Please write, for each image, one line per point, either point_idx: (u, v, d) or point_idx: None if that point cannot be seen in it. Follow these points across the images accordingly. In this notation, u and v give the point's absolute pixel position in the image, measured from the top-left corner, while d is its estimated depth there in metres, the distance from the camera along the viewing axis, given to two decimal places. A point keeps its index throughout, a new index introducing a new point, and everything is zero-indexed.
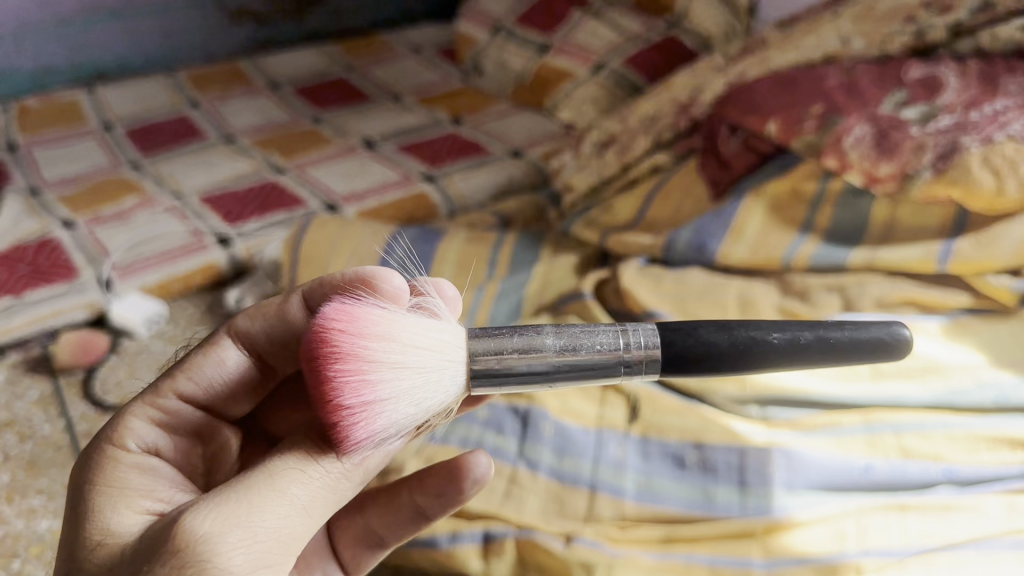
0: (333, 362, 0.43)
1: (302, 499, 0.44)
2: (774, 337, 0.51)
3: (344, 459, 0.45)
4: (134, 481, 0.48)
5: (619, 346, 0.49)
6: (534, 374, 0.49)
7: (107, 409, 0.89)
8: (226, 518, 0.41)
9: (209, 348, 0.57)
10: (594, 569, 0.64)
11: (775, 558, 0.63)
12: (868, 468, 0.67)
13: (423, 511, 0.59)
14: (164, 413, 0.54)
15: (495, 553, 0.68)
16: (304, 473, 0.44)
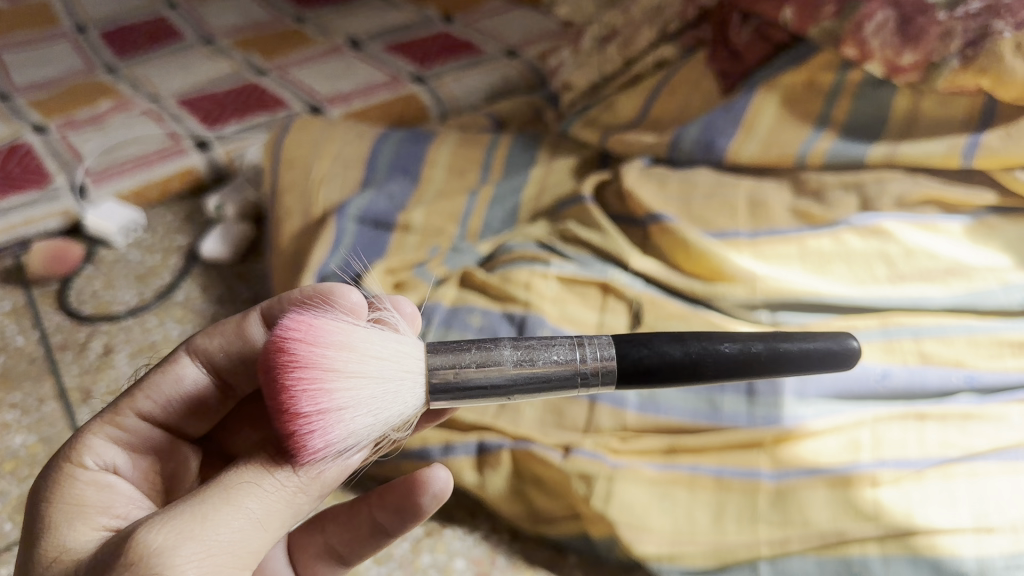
0: (290, 369, 0.40)
1: (257, 512, 0.39)
2: (726, 349, 0.47)
3: (300, 472, 0.41)
4: (89, 493, 0.45)
5: (575, 357, 0.45)
6: (492, 386, 0.44)
7: (83, 320, 0.85)
8: (181, 530, 0.37)
9: (165, 366, 0.53)
10: (593, 481, 0.61)
11: (784, 469, 0.61)
12: (885, 374, 0.64)
13: (384, 529, 0.56)
14: (122, 431, 0.50)
15: (489, 466, 0.65)
16: (259, 486, 0.40)
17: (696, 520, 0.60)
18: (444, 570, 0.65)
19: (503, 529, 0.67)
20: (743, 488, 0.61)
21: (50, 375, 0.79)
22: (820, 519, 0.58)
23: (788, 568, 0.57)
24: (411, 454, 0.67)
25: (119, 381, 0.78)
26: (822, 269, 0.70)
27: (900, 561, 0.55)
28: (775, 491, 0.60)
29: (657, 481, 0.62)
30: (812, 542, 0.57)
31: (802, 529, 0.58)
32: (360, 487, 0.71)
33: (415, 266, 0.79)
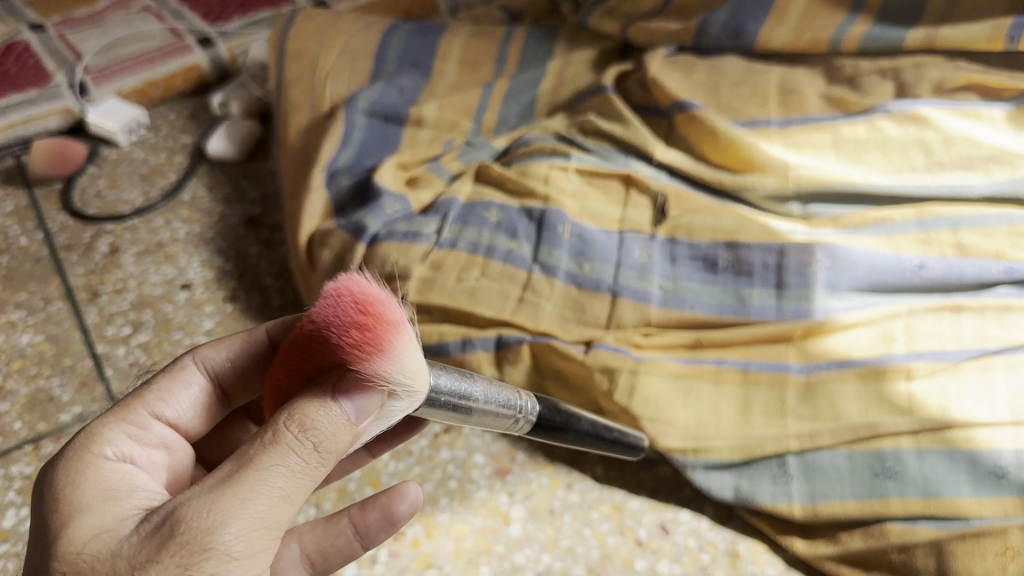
0: (361, 278, 0.37)
1: (287, 490, 0.35)
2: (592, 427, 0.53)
3: (321, 446, 0.36)
4: (111, 470, 0.39)
5: (516, 399, 0.44)
6: (459, 409, 0.40)
7: (87, 220, 0.82)
8: (228, 517, 0.34)
9: (172, 369, 0.47)
10: (615, 375, 0.59)
11: (813, 363, 0.58)
12: (920, 266, 0.61)
13: (366, 535, 0.48)
14: (135, 427, 0.43)
15: (509, 362, 0.61)
16: (287, 463, 0.35)
17: (722, 412, 0.58)
18: (463, 466, 0.63)
19: None
20: (771, 383, 0.59)
21: (57, 275, 0.77)
22: (851, 412, 0.56)
23: (817, 460, 0.56)
24: None
25: (127, 281, 0.76)
26: (856, 158, 0.67)
27: (934, 454, 0.53)
28: (804, 386, 0.58)
29: (681, 375, 0.59)
30: (843, 436, 0.56)
31: (832, 423, 0.56)
32: None
33: (428, 161, 0.76)
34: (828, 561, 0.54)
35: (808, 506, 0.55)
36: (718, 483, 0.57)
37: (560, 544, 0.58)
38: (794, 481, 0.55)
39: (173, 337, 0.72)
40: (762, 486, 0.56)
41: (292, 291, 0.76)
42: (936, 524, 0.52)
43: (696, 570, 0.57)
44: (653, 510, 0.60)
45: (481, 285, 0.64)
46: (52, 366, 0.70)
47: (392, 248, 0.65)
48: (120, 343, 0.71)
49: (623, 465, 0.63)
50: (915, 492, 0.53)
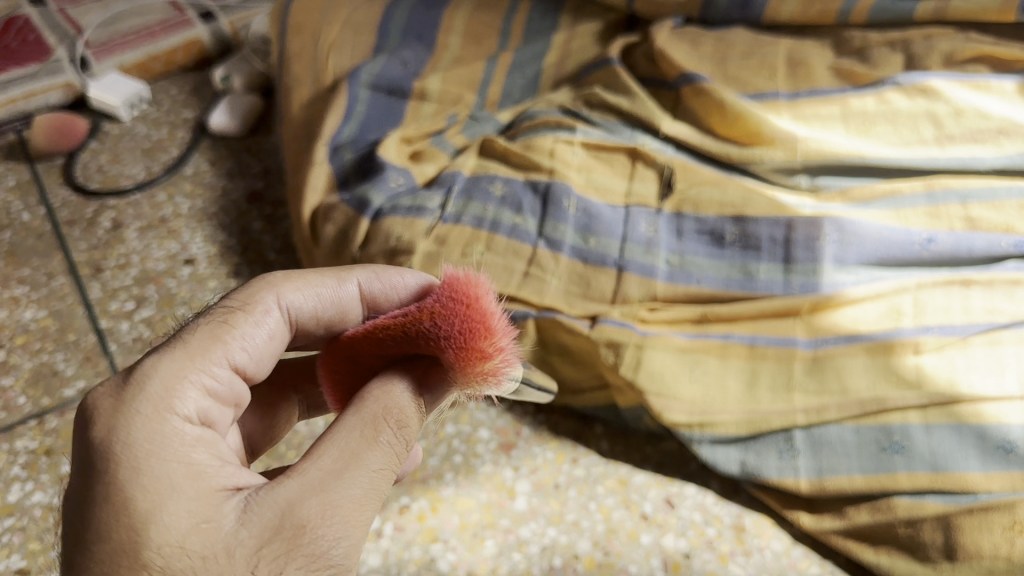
0: (482, 296, 0.41)
1: (382, 488, 0.37)
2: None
3: (406, 445, 0.38)
4: (195, 439, 0.36)
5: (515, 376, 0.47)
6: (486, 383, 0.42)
7: (90, 195, 0.82)
8: (345, 521, 0.35)
9: (253, 309, 0.41)
10: (621, 349, 0.58)
11: (820, 337, 0.58)
12: (929, 240, 0.60)
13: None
14: (215, 381, 0.38)
15: (514, 337, 0.61)
16: (386, 460, 0.37)
17: (728, 387, 0.58)
18: (468, 440, 0.63)
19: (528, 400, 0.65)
20: (778, 357, 0.58)
21: (59, 251, 0.77)
22: (859, 386, 0.56)
23: (824, 435, 0.55)
24: None
25: (130, 256, 0.76)
26: (864, 131, 0.67)
27: (942, 428, 0.53)
28: (811, 360, 0.58)
29: (687, 350, 0.59)
30: (850, 410, 0.55)
31: (839, 397, 0.56)
32: None
33: (432, 135, 0.75)
34: (834, 535, 0.55)
35: (815, 481, 0.55)
36: (723, 457, 0.57)
37: (565, 518, 0.58)
38: (801, 456, 0.55)
39: (177, 312, 0.71)
40: (769, 461, 0.56)
41: (296, 266, 0.75)
42: (944, 499, 0.51)
43: (702, 544, 0.57)
44: (659, 485, 0.60)
45: (486, 260, 0.63)
46: (56, 341, 0.70)
47: (396, 222, 0.65)
48: (124, 318, 0.71)
49: (629, 440, 0.63)
50: (923, 467, 0.52)
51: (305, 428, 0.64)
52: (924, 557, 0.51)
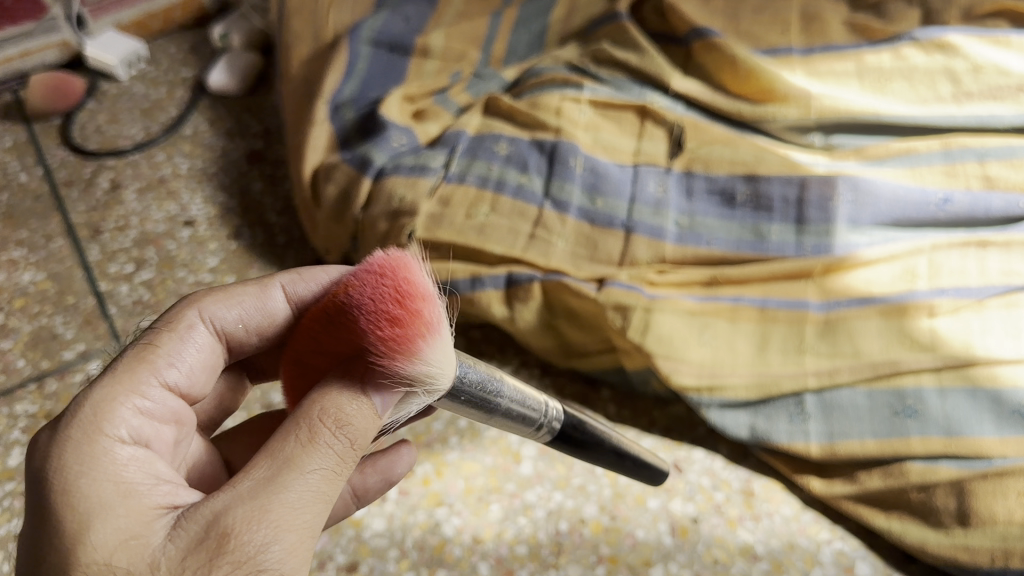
0: (406, 268, 0.35)
1: (327, 493, 0.34)
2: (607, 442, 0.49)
3: (354, 443, 0.35)
4: (128, 458, 0.34)
5: (543, 403, 0.43)
6: (478, 407, 0.38)
7: (88, 156, 0.80)
8: (275, 529, 0.32)
9: (177, 326, 0.41)
10: (629, 312, 0.56)
11: (833, 300, 0.57)
12: (946, 199, 0.59)
13: (362, 495, 0.47)
14: (148, 400, 0.37)
15: (520, 300, 0.60)
16: (327, 464, 0.34)
17: (738, 350, 0.57)
18: None
19: (534, 364, 0.65)
20: (789, 320, 0.57)
21: (57, 212, 0.75)
22: (872, 350, 0.55)
23: (836, 399, 0.54)
24: None
25: (129, 217, 0.75)
26: (879, 88, 0.65)
27: (957, 393, 0.52)
28: (823, 323, 0.56)
29: (696, 313, 0.57)
30: (863, 373, 0.54)
31: (852, 360, 0.55)
32: None
33: (435, 93, 0.74)
34: (845, 500, 0.54)
35: (825, 445, 0.54)
36: (733, 422, 0.56)
37: (572, 482, 0.57)
38: (811, 420, 0.54)
39: (177, 275, 0.70)
40: (779, 425, 0.55)
41: (298, 228, 0.74)
42: (958, 464, 0.50)
43: (710, 509, 0.56)
44: (667, 449, 0.59)
45: (490, 221, 0.62)
46: (55, 304, 0.69)
47: (398, 182, 0.63)
48: (124, 280, 0.70)
49: (636, 405, 0.62)
50: (936, 431, 0.51)
51: None
52: (936, 522, 0.51)
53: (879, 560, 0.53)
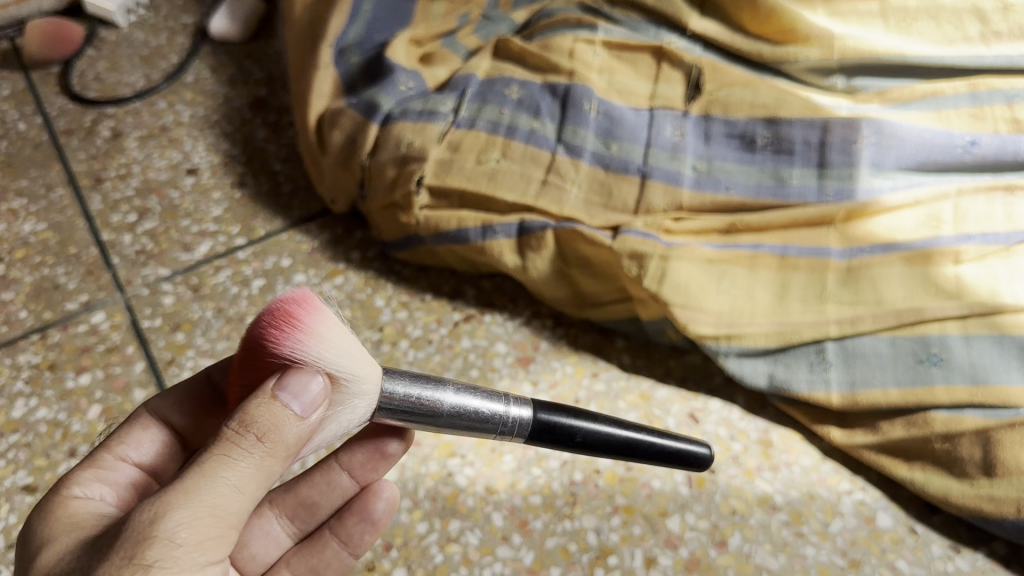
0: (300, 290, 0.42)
1: (235, 483, 0.36)
2: (604, 432, 0.47)
3: (266, 437, 0.36)
4: (78, 504, 0.40)
5: (505, 403, 0.44)
6: (421, 415, 0.41)
7: (87, 104, 0.78)
8: (167, 511, 0.34)
9: (131, 421, 0.48)
10: (645, 261, 0.55)
11: (855, 247, 0.55)
12: (972, 143, 0.57)
13: (353, 544, 0.48)
14: (102, 472, 0.43)
15: (533, 249, 0.58)
16: (230, 459, 0.36)
17: (757, 298, 0.55)
18: (485, 355, 0.61)
19: (546, 314, 0.63)
20: (810, 267, 0.55)
21: (58, 162, 0.74)
22: (895, 297, 0.53)
23: (858, 348, 0.53)
24: (446, 237, 0.60)
25: (131, 166, 0.73)
26: (905, 29, 0.63)
27: (983, 340, 0.51)
28: (845, 270, 0.55)
29: (715, 260, 0.56)
30: (886, 321, 0.53)
31: (875, 308, 0.53)
32: (390, 272, 0.66)
33: (444, 36, 0.72)
34: (866, 450, 0.53)
35: (847, 394, 0.52)
36: (751, 371, 0.55)
37: None
38: (833, 369, 0.53)
39: (181, 225, 0.68)
40: (799, 374, 0.54)
41: (303, 177, 0.72)
42: (984, 413, 0.49)
43: (728, 459, 0.55)
44: (682, 400, 0.58)
45: (502, 167, 0.60)
46: (57, 255, 0.67)
47: (406, 128, 0.61)
48: (126, 231, 0.68)
49: (651, 355, 0.61)
50: (961, 379, 0.50)
51: None
52: (960, 473, 0.49)
53: (901, 511, 0.52)
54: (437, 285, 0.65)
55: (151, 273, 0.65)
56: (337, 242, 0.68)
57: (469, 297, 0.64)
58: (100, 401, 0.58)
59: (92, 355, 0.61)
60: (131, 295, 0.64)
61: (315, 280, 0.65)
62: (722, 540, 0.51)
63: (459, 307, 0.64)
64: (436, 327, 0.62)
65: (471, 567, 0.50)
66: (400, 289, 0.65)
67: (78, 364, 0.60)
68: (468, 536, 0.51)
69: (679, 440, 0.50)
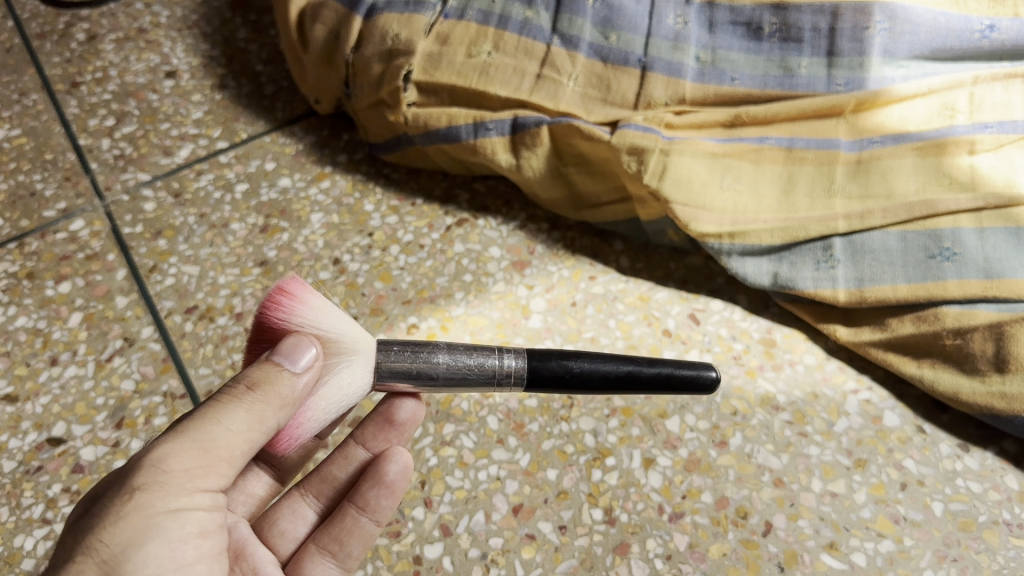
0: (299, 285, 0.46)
1: (229, 426, 0.38)
2: (602, 369, 0.43)
3: (259, 388, 0.38)
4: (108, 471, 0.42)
5: (494, 359, 0.42)
6: (420, 380, 0.42)
7: (61, 6, 0.75)
8: (159, 445, 0.37)
9: None
10: (645, 156, 0.52)
11: (865, 139, 0.53)
12: (990, 28, 0.54)
13: (371, 509, 0.44)
14: None
15: (526, 145, 0.56)
16: (222, 405, 0.38)
17: (762, 194, 0.53)
18: (478, 260, 0.58)
19: (541, 218, 0.61)
20: (818, 160, 0.53)
21: (31, 66, 0.71)
22: (906, 190, 0.51)
23: (867, 243, 0.51)
24: (436, 135, 0.58)
25: (108, 69, 0.70)
26: None
27: (997, 232, 0.48)
28: (855, 164, 0.52)
29: (719, 154, 0.54)
30: (897, 214, 0.50)
31: (885, 201, 0.51)
32: (378, 176, 0.63)
33: None
34: (873, 347, 0.51)
35: (854, 292, 0.50)
36: (754, 269, 0.53)
37: (583, 335, 0.54)
38: (840, 266, 0.51)
39: (161, 129, 0.66)
40: (804, 272, 0.51)
41: (285, 79, 0.70)
42: (997, 308, 0.47)
43: (729, 360, 0.53)
44: (683, 301, 0.56)
45: (494, 60, 0.57)
46: (32, 161, 0.65)
47: (393, 19, 0.58)
48: (105, 135, 0.66)
49: (650, 257, 0.58)
50: (974, 273, 0.48)
51: (303, 248, 0.59)
52: (972, 370, 0.48)
53: (908, 410, 0.50)
54: (428, 188, 0.62)
55: (131, 178, 0.63)
56: (323, 145, 0.65)
57: (461, 201, 0.62)
58: (81, 309, 0.56)
59: (72, 263, 0.59)
60: (111, 201, 0.62)
61: (301, 184, 0.62)
62: (723, 441, 0.49)
63: (451, 212, 0.61)
64: (428, 232, 0.60)
65: (466, 470, 0.48)
66: (389, 193, 0.62)
67: (57, 272, 0.58)
68: (463, 439, 0.50)
69: (681, 364, 0.44)
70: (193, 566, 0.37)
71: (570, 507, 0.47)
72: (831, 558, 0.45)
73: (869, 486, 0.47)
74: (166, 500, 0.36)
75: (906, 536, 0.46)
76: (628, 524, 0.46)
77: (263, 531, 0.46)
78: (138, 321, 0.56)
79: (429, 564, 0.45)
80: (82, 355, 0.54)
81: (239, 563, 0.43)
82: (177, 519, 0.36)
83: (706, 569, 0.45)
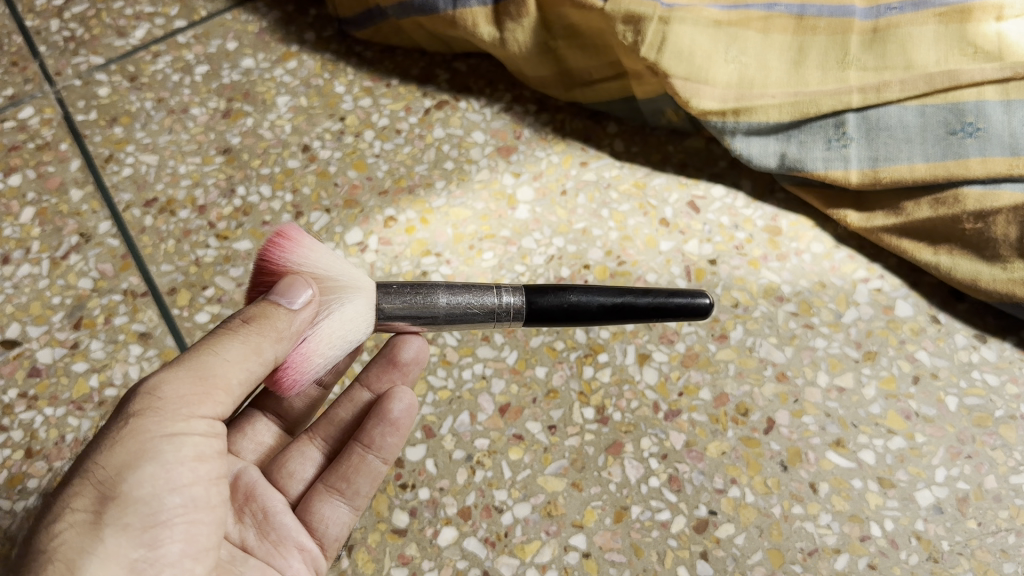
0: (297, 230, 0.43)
1: (228, 355, 0.35)
2: (597, 297, 0.40)
3: (256, 322, 0.35)
4: None
5: (492, 297, 0.39)
6: (421, 320, 0.40)
7: None
8: (155, 374, 0.34)
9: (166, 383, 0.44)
10: (642, 25, 0.48)
11: (882, 6, 0.47)
12: None
13: (377, 447, 0.40)
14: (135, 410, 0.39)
15: (511, 18, 0.51)
16: (222, 337, 0.35)
17: (770, 67, 0.48)
18: (460, 145, 0.54)
19: (528, 99, 0.56)
20: (831, 30, 0.47)
21: None
22: (926, 60, 0.46)
23: (882, 119, 0.46)
24: (412, 6, 0.53)
25: None
26: None
27: None
28: (870, 33, 0.47)
29: (723, 23, 0.48)
30: (915, 87, 0.45)
31: (904, 73, 0.46)
32: (349, 55, 0.58)
33: None
34: (885, 233, 0.47)
35: (868, 172, 0.47)
36: (760, 151, 0.49)
37: (574, 226, 0.50)
38: (853, 144, 0.47)
39: (114, 8, 0.60)
40: (814, 151, 0.48)
41: None
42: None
43: (730, 249, 0.49)
44: (681, 188, 0.52)
45: None
46: None
47: None
48: (53, 16, 0.60)
49: (647, 140, 0.54)
50: (999, 150, 0.44)
51: (269, 134, 0.54)
52: (992, 256, 0.45)
53: (922, 300, 0.47)
54: (406, 68, 0.58)
55: (83, 62, 0.58)
56: (288, 21, 0.60)
57: (442, 82, 0.57)
58: (34, 204, 0.52)
59: (22, 154, 0.54)
60: (62, 87, 0.57)
61: (266, 64, 0.58)
62: (723, 334, 0.46)
63: (430, 93, 0.56)
64: (405, 115, 0.55)
65: (450, 369, 0.45)
66: (361, 74, 0.57)
67: (7, 163, 0.54)
68: (446, 336, 0.46)
69: (675, 292, 0.40)
70: (194, 489, 0.34)
71: (560, 406, 0.44)
72: (838, 456, 0.42)
73: (879, 380, 0.44)
74: (161, 425, 0.33)
75: (918, 433, 0.43)
76: (622, 423, 0.43)
77: (272, 475, 0.43)
78: (95, 216, 0.51)
79: (412, 467, 0.42)
80: (36, 253, 0.50)
81: (248, 503, 0.40)
82: (173, 443, 0.33)
83: (704, 468, 0.42)
